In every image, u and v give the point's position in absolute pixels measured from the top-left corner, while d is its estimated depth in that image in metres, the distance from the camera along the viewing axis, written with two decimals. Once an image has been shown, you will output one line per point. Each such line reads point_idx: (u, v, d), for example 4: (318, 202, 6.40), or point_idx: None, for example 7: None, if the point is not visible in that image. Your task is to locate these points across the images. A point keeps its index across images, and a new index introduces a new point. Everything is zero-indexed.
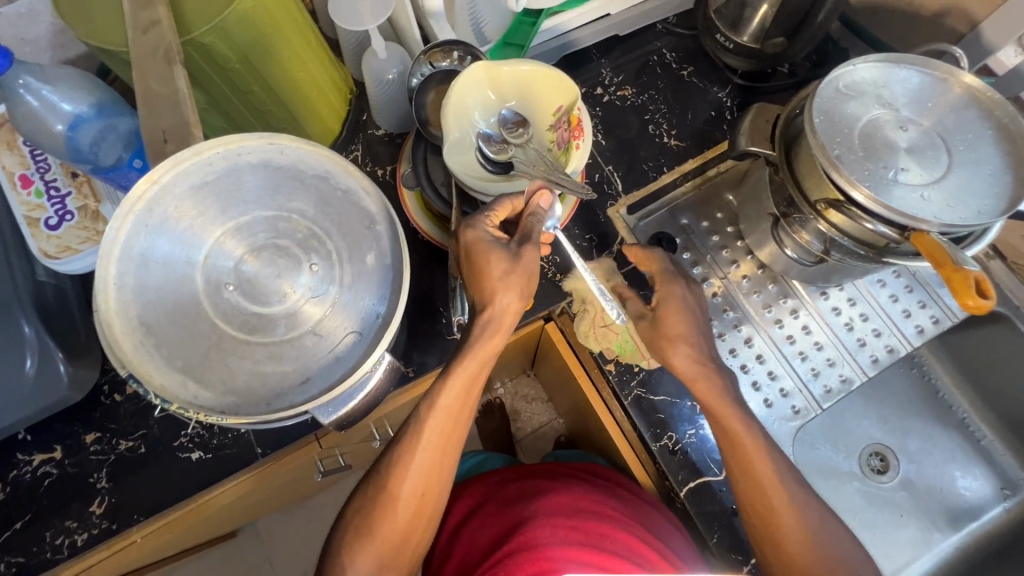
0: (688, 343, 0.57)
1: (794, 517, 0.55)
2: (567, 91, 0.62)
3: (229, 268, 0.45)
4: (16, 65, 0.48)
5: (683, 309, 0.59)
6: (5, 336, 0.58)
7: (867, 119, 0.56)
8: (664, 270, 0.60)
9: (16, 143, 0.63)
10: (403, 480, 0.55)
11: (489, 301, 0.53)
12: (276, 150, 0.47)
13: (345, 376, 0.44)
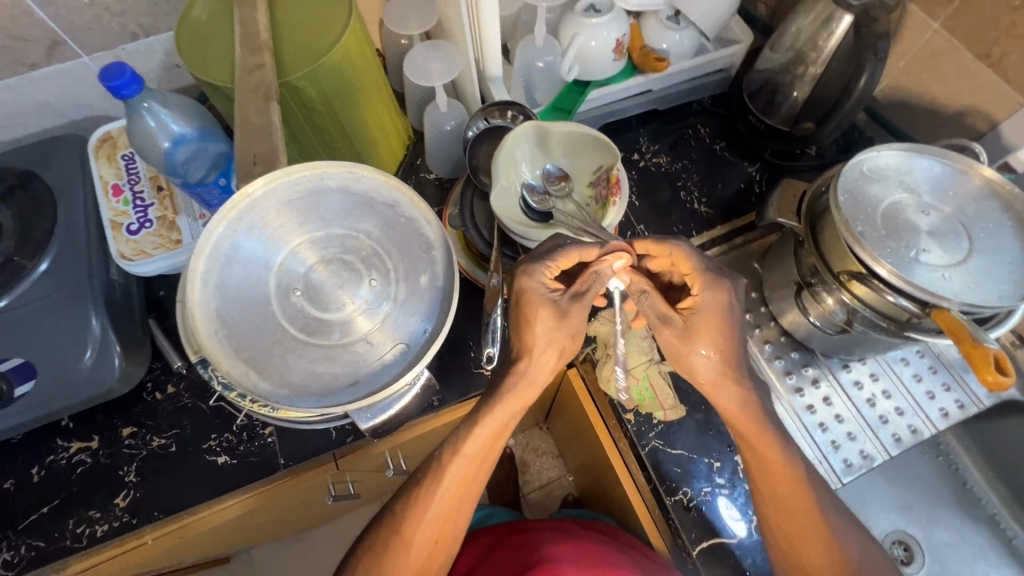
0: (711, 350, 0.52)
1: (818, 549, 0.55)
2: (608, 153, 0.67)
3: (300, 275, 0.50)
4: (144, 91, 0.56)
5: (722, 307, 0.51)
6: (73, 327, 0.63)
7: (890, 201, 0.60)
8: (698, 267, 0.52)
9: (116, 157, 0.72)
10: (420, 522, 0.56)
11: (527, 354, 0.55)
12: (354, 178, 0.52)
13: (389, 383, 0.48)
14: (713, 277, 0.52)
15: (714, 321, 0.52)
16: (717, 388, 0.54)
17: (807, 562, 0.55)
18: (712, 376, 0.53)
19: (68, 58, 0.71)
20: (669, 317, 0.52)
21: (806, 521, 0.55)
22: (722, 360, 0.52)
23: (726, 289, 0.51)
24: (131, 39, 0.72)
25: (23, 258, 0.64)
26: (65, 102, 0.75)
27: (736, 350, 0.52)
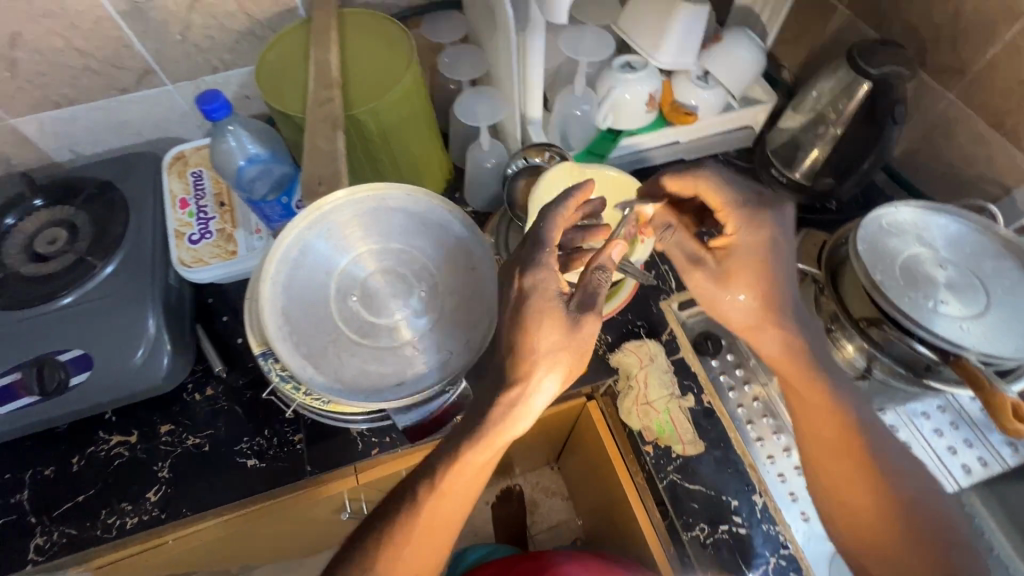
0: (749, 291, 0.60)
1: (867, 492, 0.53)
2: (637, 194, 0.72)
3: (357, 282, 0.56)
4: (232, 117, 0.65)
5: (765, 239, 0.60)
6: (130, 324, 0.68)
7: (908, 254, 0.63)
8: (730, 203, 0.61)
9: (186, 174, 0.79)
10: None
11: (524, 378, 0.49)
12: (414, 201, 0.58)
13: (433, 386, 0.52)
14: (747, 215, 0.60)
15: (747, 262, 0.61)
16: (761, 329, 0.61)
17: (857, 509, 0.54)
18: (758, 317, 0.60)
19: (155, 85, 0.79)
20: (700, 256, 0.64)
21: (857, 460, 0.54)
22: (769, 297, 0.60)
23: (769, 219, 0.60)
24: (212, 72, 0.80)
25: (95, 258, 0.70)
26: (146, 124, 0.84)
27: (777, 291, 0.59)
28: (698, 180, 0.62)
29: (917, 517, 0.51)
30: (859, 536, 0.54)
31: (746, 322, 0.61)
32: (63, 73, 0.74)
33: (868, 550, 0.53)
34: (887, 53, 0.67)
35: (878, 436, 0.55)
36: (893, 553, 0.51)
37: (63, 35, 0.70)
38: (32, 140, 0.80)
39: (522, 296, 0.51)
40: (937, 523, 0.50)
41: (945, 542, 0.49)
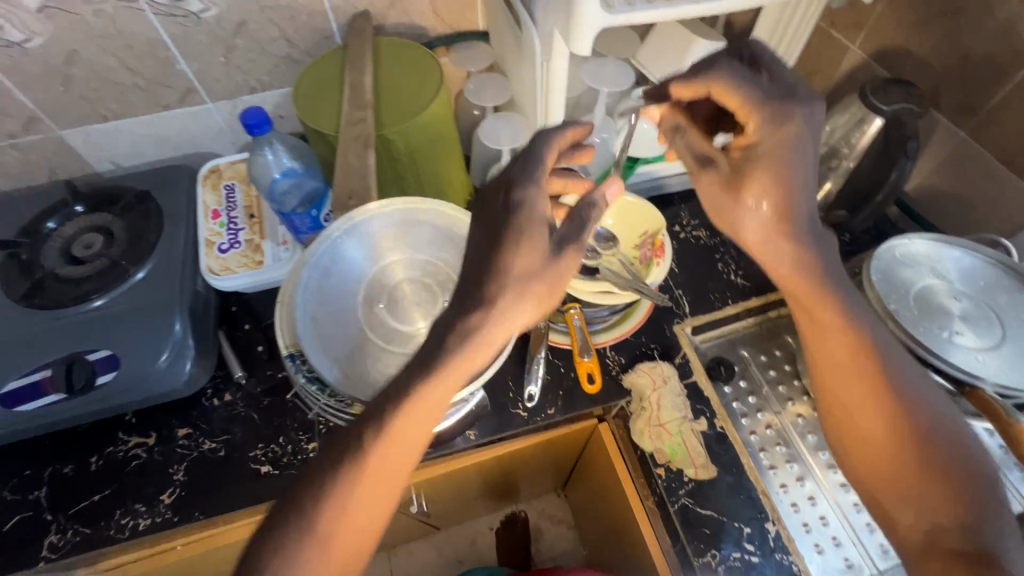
0: (766, 202, 0.54)
1: (874, 418, 0.52)
2: (654, 219, 0.73)
3: (383, 291, 0.62)
4: (271, 133, 0.68)
5: (791, 139, 0.51)
6: (157, 327, 0.70)
7: (921, 285, 0.64)
8: (747, 98, 0.52)
9: (219, 187, 0.83)
10: (318, 553, 0.43)
11: (487, 305, 0.44)
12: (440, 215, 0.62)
13: (452, 393, 0.57)
14: (768, 113, 0.51)
15: (771, 166, 0.52)
16: (775, 246, 0.56)
17: (866, 435, 0.53)
18: (773, 229, 0.55)
19: (196, 103, 0.84)
20: (714, 156, 0.58)
21: (869, 384, 0.52)
22: (789, 209, 0.53)
23: (800, 119, 0.51)
24: (250, 92, 0.85)
25: (128, 262, 0.73)
26: (184, 139, 0.88)
27: (798, 204, 0.53)
28: (718, 71, 0.52)
29: (929, 441, 0.49)
30: (868, 461, 0.52)
31: (762, 232, 0.56)
32: (113, 89, 0.78)
33: (877, 477, 0.52)
34: (899, 90, 0.69)
35: (891, 362, 0.53)
36: (904, 478, 0.50)
37: (117, 55, 0.75)
38: (77, 151, 0.84)
39: (504, 209, 0.48)
40: (950, 445, 0.49)
41: (956, 463, 0.48)
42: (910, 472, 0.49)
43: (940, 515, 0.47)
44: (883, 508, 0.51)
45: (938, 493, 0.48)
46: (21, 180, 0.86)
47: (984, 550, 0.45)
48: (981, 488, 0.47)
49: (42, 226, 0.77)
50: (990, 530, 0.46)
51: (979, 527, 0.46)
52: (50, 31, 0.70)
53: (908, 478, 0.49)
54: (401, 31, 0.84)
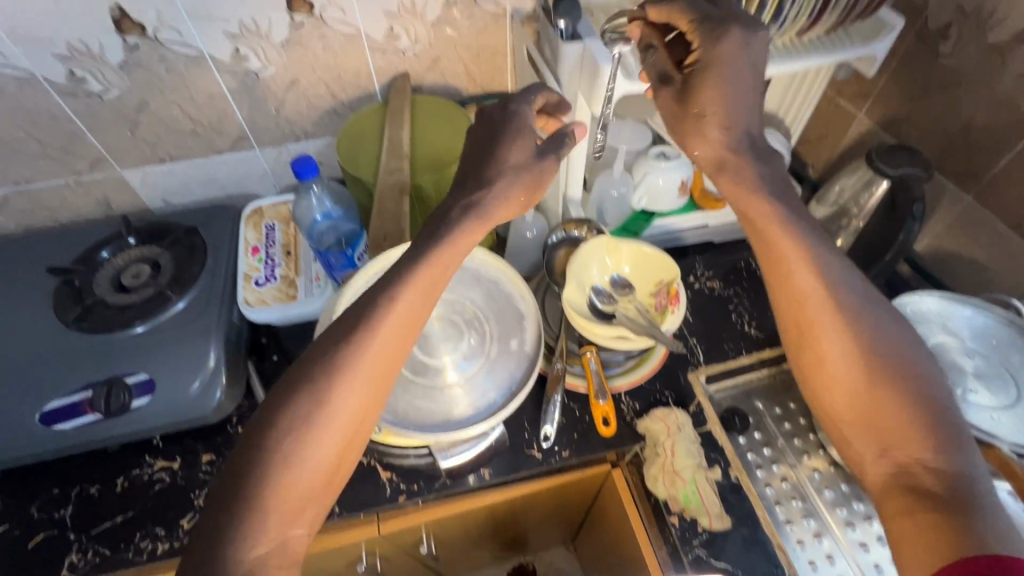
0: (717, 120, 0.59)
1: (841, 356, 0.54)
2: (668, 268, 0.75)
3: None
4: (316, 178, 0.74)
5: (736, 62, 0.57)
6: (193, 355, 0.74)
7: (932, 343, 0.66)
8: (701, 23, 0.58)
9: (261, 225, 0.89)
10: (310, 445, 0.48)
11: (488, 187, 0.55)
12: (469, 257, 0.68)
13: (478, 423, 0.59)
14: (716, 32, 0.57)
15: (719, 80, 0.58)
16: (728, 163, 0.60)
17: (834, 374, 0.55)
18: (727, 146, 0.60)
19: (245, 149, 0.91)
20: (672, 77, 0.62)
21: (833, 325, 0.54)
22: (738, 130, 0.59)
23: (741, 43, 0.57)
24: (295, 141, 0.92)
25: (172, 292, 0.78)
26: (231, 180, 0.95)
27: (738, 118, 0.59)
28: (675, 6, 0.59)
29: (896, 374, 0.52)
30: (837, 400, 0.55)
31: (714, 152, 0.60)
32: (172, 135, 0.86)
33: (847, 414, 0.54)
34: (905, 156, 0.74)
35: (844, 289, 0.55)
36: (873, 413, 0.52)
37: (181, 105, 0.83)
38: (133, 188, 0.92)
39: (501, 118, 0.59)
40: (915, 376, 0.52)
41: (921, 391, 0.51)
42: (877, 406, 0.52)
43: (908, 443, 0.50)
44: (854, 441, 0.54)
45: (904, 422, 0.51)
46: (80, 213, 0.93)
47: (949, 472, 0.48)
48: (943, 412, 0.50)
49: (96, 255, 0.83)
50: (952, 450, 0.49)
51: (944, 450, 0.49)
52: (125, 83, 0.78)
53: (875, 413, 0.52)
54: (436, 90, 0.91)
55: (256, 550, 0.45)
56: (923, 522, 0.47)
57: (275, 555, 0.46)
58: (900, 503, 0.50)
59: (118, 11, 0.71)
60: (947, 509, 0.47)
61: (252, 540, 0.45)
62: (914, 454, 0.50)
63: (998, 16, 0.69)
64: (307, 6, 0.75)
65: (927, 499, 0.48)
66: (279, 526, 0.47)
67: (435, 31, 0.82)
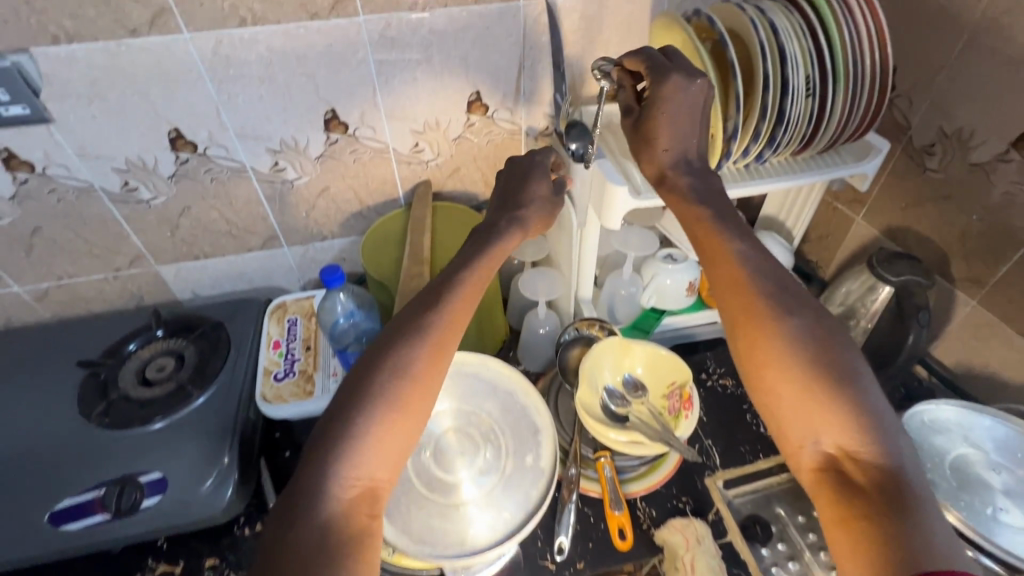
0: (666, 148, 0.64)
1: (777, 353, 0.52)
2: (681, 371, 0.76)
3: (431, 439, 0.68)
4: (344, 285, 0.79)
5: (678, 102, 0.62)
6: (208, 454, 0.74)
7: (955, 454, 0.64)
8: (654, 69, 0.63)
9: (283, 319, 0.92)
10: (387, 392, 0.51)
11: (524, 206, 0.68)
12: (486, 369, 0.72)
13: (492, 545, 0.58)
14: (664, 72, 0.62)
15: (667, 112, 0.63)
16: (670, 177, 0.65)
17: (770, 373, 0.52)
18: (668, 167, 0.65)
19: (275, 247, 0.97)
20: (633, 109, 0.68)
21: (768, 325, 0.54)
22: (678, 154, 0.65)
23: (682, 84, 0.61)
24: (320, 239, 0.97)
25: (193, 387, 0.80)
26: (257, 274, 1.00)
27: (682, 139, 0.64)
28: (641, 55, 0.65)
29: (833, 370, 0.50)
30: (772, 395, 0.52)
31: (656, 170, 0.66)
32: (209, 235, 0.92)
33: (781, 414, 0.52)
34: (905, 265, 0.76)
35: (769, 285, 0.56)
36: (806, 412, 0.50)
37: (220, 210, 0.89)
38: (167, 282, 0.97)
39: (530, 164, 0.72)
40: (849, 373, 0.50)
41: (856, 388, 0.50)
42: (813, 404, 0.50)
43: (846, 441, 0.48)
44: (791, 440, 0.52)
45: (844, 419, 0.48)
46: (114, 304, 0.97)
47: (885, 473, 0.46)
48: (877, 409, 0.49)
49: (125, 347, 0.86)
50: (889, 446, 0.47)
51: (881, 449, 0.47)
52: (172, 192, 0.86)
53: (810, 412, 0.50)
54: (455, 195, 0.97)
55: (348, 492, 0.48)
56: (859, 526, 0.45)
57: (362, 502, 0.48)
58: (836, 506, 0.47)
59: (175, 133, 0.79)
60: (884, 512, 0.44)
61: (340, 488, 0.47)
62: (851, 452, 0.48)
63: (978, 138, 0.74)
64: (343, 126, 0.84)
65: (861, 500, 0.46)
66: (375, 472, 0.49)
67: (456, 144, 0.90)
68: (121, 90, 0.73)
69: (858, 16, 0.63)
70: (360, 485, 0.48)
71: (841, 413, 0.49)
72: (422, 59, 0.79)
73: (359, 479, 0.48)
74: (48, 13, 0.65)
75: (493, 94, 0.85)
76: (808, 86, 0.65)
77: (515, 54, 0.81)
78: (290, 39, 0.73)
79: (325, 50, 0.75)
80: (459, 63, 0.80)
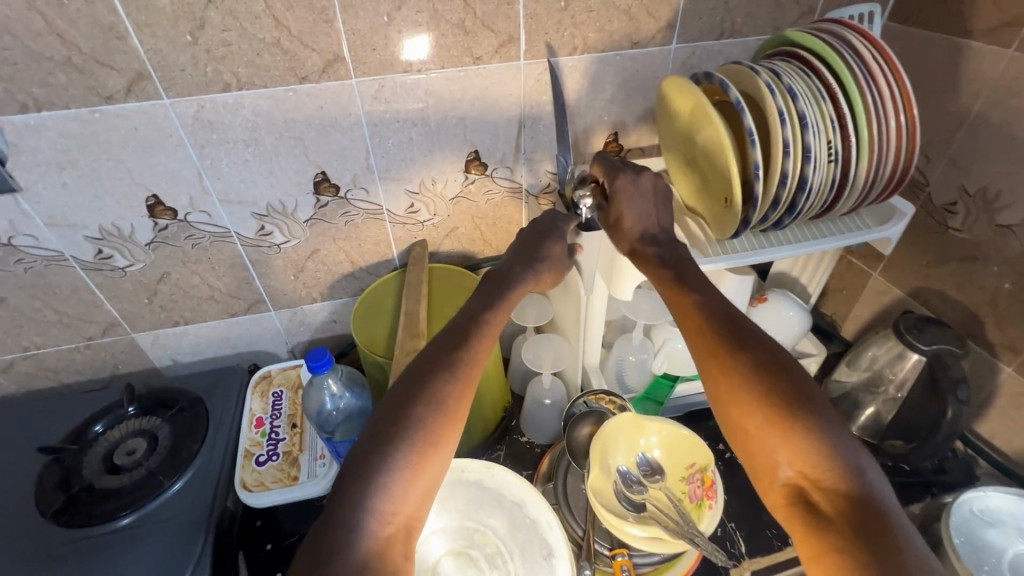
0: (637, 224, 0.64)
1: (737, 380, 0.48)
2: (701, 450, 0.69)
3: (431, 564, 0.62)
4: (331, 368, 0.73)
5: (635, 193, 0.66)
6: (179, 553, 0.66)
7: (1012, 552, 0.59)
8: (608, 168, 0.69)
9: (268, 393, 0.86)
10: (418, 420, 0.47)
11: (542, 256, 0.65)
12: (490, 475, 0.66)
13: None
14: (618, 172, 0.67)
15: (627, 197, 0.66)
16: (638, 251, 0.63)
17: (727, 401, 0.49)
18: (636, 242, 0.63)
19: (261, 312, 0.90)
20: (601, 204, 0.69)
21: (722, 350, 0.50)
22: (644, 229, 0.64)
23: (632, 179, 0.66)
24: (309, 301, 0.92)
25: (164, 476, 0.72)
26: (241, 339, 0.94)
27: (645, 214, 0.65)
28: (598, 162, 0.71)
29: (790, 391, 0.46)
30: (737, 426, 0.48)
31: (628, 245, 0.64)
32: (189, 301, 0.86)
33: (745, 442, 0.48)
34: (936, 331, 0.71)
35: (725, 315, 0.53)
36: (765, 439, 0.46)
37: (202, 275, 0.84)
38: (144, 351, 0.90)
39: (548, 220, 0.68)
40: (810, 396, 0.46)
41: (819, 411, 0.45)
42: (770, 429, 0.46)
43: (808, 467, 0.44)
44: (758, 471, 0.47)
45: (804, 444, 0.44)
46: (86, 375, 0.90)
47: (857, 501, 0.41)
48: (838, 432, 0.45)
49: (90, 429, 0.78)
50: (856, 471, 0.43)
51: (847, 474, 0.43)
52: (150, 259, 0.80)
53: (769, 439, 0.46)
54: (453, 255, 0.93)
55: (382, 529, 0.44)
56: (832, 561, 0.40)
57: (397, 540, 0.44)
58: (809, 541, 0.42)
59: (153, 199, 0.74)
60: (854, 545, 0.39)
61: (376, 524, 0.43)
62: (815, 479, 0.44)
63: (1003, 199, 0.70)
64: (334, 188, 0.79)
65: (830, 531, 0.41)
66: (413, 507, 0.46)
67: (453, 204, 0.86)
68: (95, 158, 0.69)
69: (881, 79, 0.60)
70: (398, 522, 0.44)
71: (801, 438, 0.44)
72: (417, 120, 0.75)
73: (395, 515, 0.45)
74: (16, 81, 0.61)
75: (492, 153, 0.81)
76: (830, 152, 0.61)
77: (515, 112, 0.78)
78: (277, 102, 0.69)
79: (315, 113, 0.71)
80: (457, 123, 0.76)
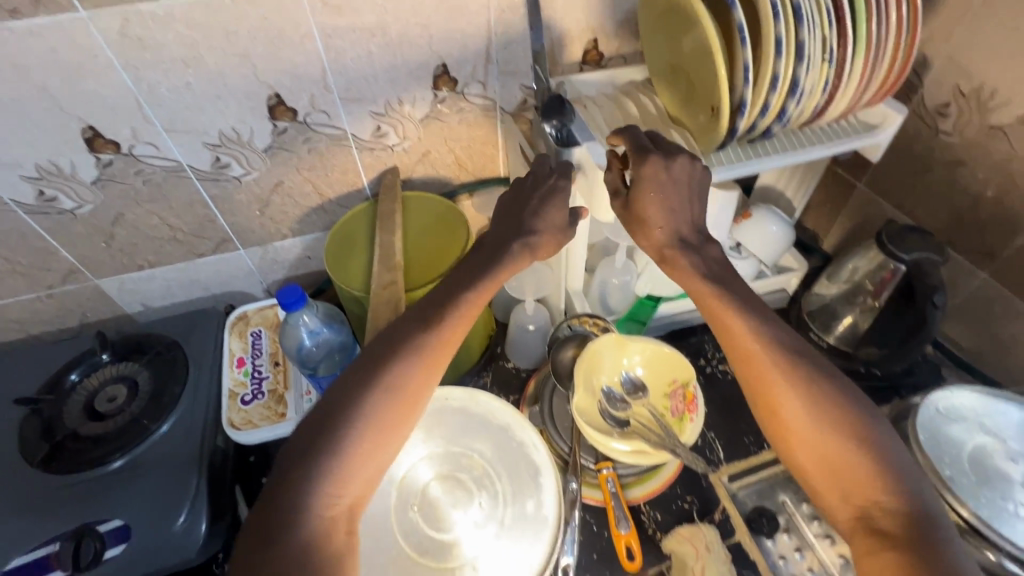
0: (666, 226, 0.60)
1: (794, 406, 0.51)
2: (683, 368, 0.71)
3: (418, 490, 0.64)
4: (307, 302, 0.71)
5: (664, 184, 0.59)
6: (175, 488, 0.67)
7: (973, 444, 0.62)
8: (636, 148, 0.59)
9: (247, 333, 0.84)
10: (374, 404, 0.49)
11: (536, 216, 0.60)
12: (474, 402, 0.68)
13: None
14: (645, 156, 0.59)
15: (655, 193, 0.59)
16: (669, 256, 0.60)
17: (782, 421, 0.52)
18: (664, 244, 0.61)
19: (229, 251, 0.86)
20: (619, 187, 0.61)
21: (778, 376, 0.53)
22: (673, 232, 0.60)
23: (662, 166, 0.59)
24: (280, 238, 0.87)
25: (149, 419, 0.72)
26: (213, 280, 0.90)
27: (675, 211, 0.60)
28: (624, 135, 0.61)
29: (846, 417, 0.50)
30: (795, 446, 0.51)
31: (655, 249, 0.61)
32: (150, 242, 0.81)
33: (801, 461, 0.51)
34: (917, 239, 0.71)
35: (777, 339, 0.55)
36: (824, 459, 0.50)
37: (159, 215, 0.79)
38: (110, 297, 0.86)
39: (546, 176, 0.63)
40: (863, 420, 0.50)
41: (872, 435, 0.49)
42: (831, 452, 0.49)
43: (866, 485, 0.48)
44: (813, 486, 0.51)
45: (860, 465, 0.48)
46: (53, 324, 0.87)
47: (910, 517, 0.46)
48: (889, 451, 0.49)
49: (66, 378, 0.76)
50: (906, 487, 0.47)
51: (899, 492, 0.47)
52: (100, 199, 0.74)
53: (828, 460, 0.49)
54: (427, 182, 0.88)
55: (327, 511, 0.46)
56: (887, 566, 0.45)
57: (340, 520, 0.46)
58: (865, 548, 0.47)
59: (90, 132, 0.67)
60: (914, 555, 0.44)
61: (321, 506, 0.45)
62: (873, 497, 0.48)
63: (998, 99, 0.68)
64: (291, 113, 0.72)
65: (888, 542, 0.46)
66: (360, 489, 0.48)
67: (424, 126, 0.80)
68: (13, 85, 0.61)
69: None
70: (344, 504, 0.46)
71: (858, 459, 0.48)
72: (375, 31, 0.67)
73: (342, 497, 0.46)
74: None
75: (462, 66, 0.74)
76: (824, 51, 0.57)
77: (484, 18, 0.70)
78: (214, 13, 0.61)
79: (260, 25, 0.63)
80: (421, 33, 0.69)
